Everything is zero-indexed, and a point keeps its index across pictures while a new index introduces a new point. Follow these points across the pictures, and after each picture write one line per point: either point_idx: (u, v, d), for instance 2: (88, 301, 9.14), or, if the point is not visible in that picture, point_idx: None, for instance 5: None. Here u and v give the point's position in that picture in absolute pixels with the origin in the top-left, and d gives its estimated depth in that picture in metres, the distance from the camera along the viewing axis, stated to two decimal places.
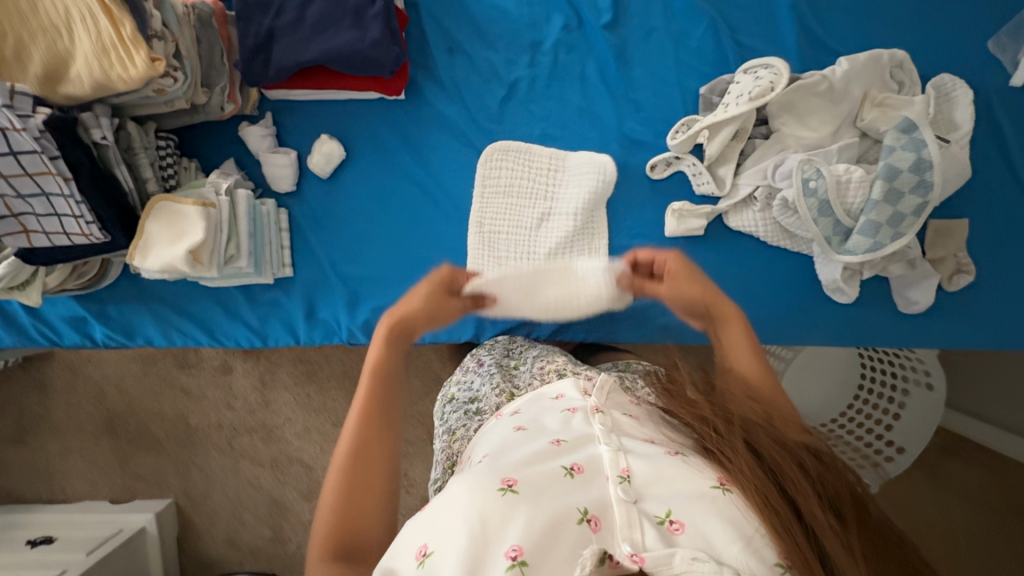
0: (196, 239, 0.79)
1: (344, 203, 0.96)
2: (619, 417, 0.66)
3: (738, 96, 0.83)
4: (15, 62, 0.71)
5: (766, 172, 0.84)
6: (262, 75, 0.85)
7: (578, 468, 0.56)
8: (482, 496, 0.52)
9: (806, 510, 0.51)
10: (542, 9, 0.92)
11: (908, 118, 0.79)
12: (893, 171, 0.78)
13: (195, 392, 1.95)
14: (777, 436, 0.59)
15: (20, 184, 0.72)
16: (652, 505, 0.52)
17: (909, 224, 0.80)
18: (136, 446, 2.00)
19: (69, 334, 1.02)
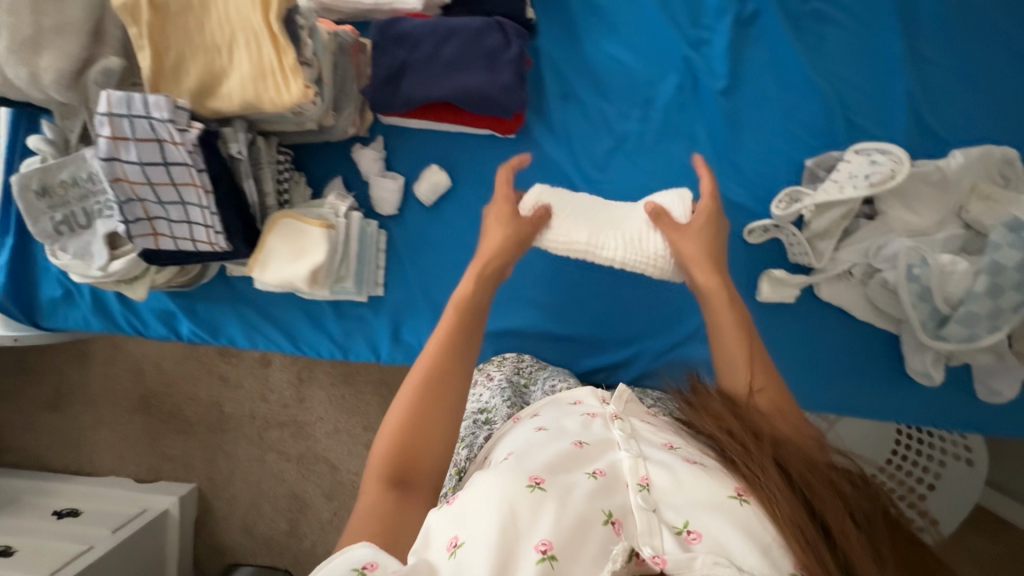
0: (318, 259, 0.80)
1: (444, 229, 0.99)
2: (637, 424, 0.66)
3: (853, 177, 0.85)
4: (173, 75, 0.75)
5: (868, 252, 0.86)
6: (389, 104, 0.89)
7: (601, 472, 0.57)
8: (514, 490, 0.54)
9: (832, 525, 0.50)
10: (659, 67, 0.94)
11: (1017, 217, 0.79)
12: (997, 268, 0.79)
13: (233, 380, 1.97)
14: (807, 455, 0.57)
15: (163, 191, 0.75)
16: (670, 514, 0.53)
17: (1008, 319, 0.81)
18: (166, 425, 2.02)
19: (156, 327, 1.05)
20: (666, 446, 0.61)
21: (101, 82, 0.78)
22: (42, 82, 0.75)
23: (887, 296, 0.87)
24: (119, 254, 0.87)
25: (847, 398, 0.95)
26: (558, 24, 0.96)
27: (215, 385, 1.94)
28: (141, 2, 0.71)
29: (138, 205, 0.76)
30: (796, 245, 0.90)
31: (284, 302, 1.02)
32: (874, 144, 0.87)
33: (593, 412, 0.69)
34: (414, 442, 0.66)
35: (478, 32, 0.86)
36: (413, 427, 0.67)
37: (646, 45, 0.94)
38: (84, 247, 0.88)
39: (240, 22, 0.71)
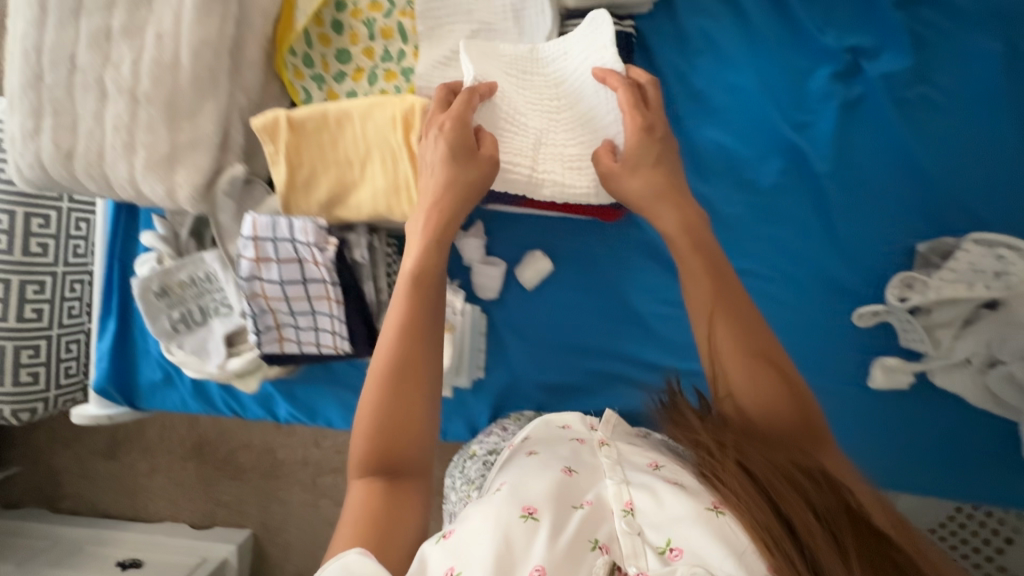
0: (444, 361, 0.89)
1: (544, 309, 0.99)
2: (622, 447, 0.68)
3: (978, 272, 0.84)
4: (304, 188, 0.76)
5: (991, 345, 0.83)
6: (499, 195, 0.90)
7: (588, 502, 0.58)
8: (505, 521, 0.55)
9: (795, 520, 0.50)
10: (761, 151, 0.94)
11: None
12: None
13: (288, 428, 1.96)
14: (773, 456, 0.57)
15: (296, 304, 0.75)
16: (653, 534, 0.54)
17: None
18: (220, 471, 1.96)
19: (254, 408, 1.05)
20: (651, 466, 0.63)
21: (229, 191, 0.79)
22: (178, 197, 0.76)
23: (1011, 387, 0.84)
24: (235, 351, 0.88)
25: (965, 481, 0.93)
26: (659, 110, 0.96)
27: (271, 432, 1.94)
28: (281, 123, 0.72)
29: (269, 316, 0.76)
30: (912, 331, 0.89)
31: None
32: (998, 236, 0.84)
33: (583, 439, 0.70)
34: (393, 432, 0.61)
35: None
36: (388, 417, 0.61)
37: (748, 129, 0.94)
38: (201, 344, 0.88)
39: (377, 140, 0.72)
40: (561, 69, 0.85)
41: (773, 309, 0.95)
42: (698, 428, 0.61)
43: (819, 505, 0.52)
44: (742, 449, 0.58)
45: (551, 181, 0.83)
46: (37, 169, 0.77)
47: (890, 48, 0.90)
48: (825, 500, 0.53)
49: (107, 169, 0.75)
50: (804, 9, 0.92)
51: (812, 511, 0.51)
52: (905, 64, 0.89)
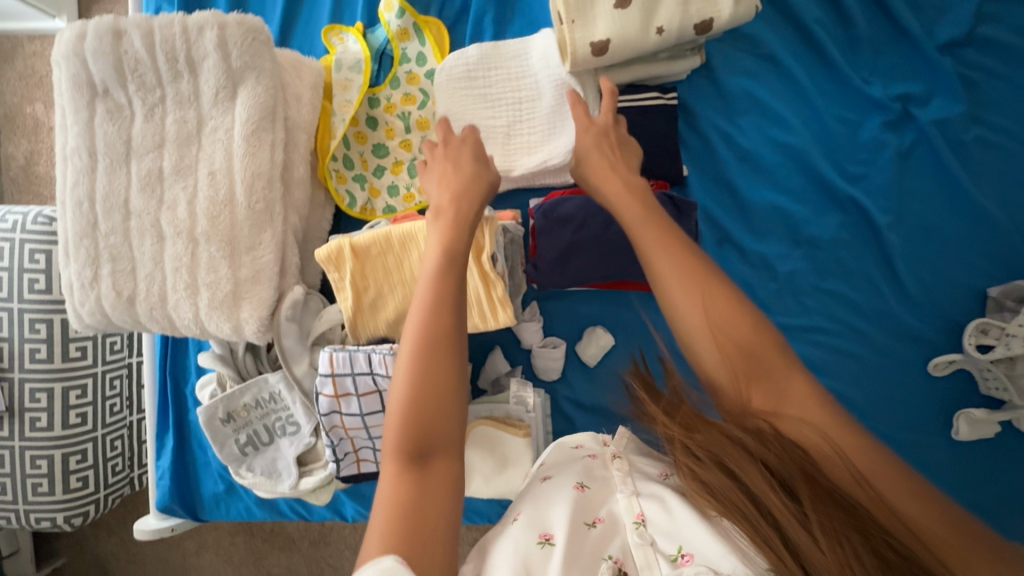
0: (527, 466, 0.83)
1: (610, 389, 0.96)
2: (636, 459, 0.65)
3: None
4: (370, 309, 0.74)
5: None
6: (557, 281, 0.89)
7: (599, 519, 0.57)
8: (520, 549, 0.54)
9: (762, 498, 0.49)
10: (817, 206, 0.92)
11: None
12: None
13: None
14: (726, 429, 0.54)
15: (376, 430, 0.73)
16: (664, 542, 0.54)
17: None
18: (270, 544, 1.88)
19: (321, 511, 1.03)
20: (660, 477, 0.62)
21: (291, 315, 0.78)
22: (244, 331, 0.76)
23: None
24: (308, 469, 0.87)
25: None
26: (707, 173, 0.94)
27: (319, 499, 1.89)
28: (345, 251, 0.71)
29: (348, 442, 0.75)
30: (998, 379, 0.86)
31: None
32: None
33: (594, 453, 0.67)
34: (421, 414, 0.52)
35: None
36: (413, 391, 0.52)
37: (801, 186, 0.92)
38: (271, 464, 0.87)
39: None
40: (524, 65, 0.90)
41: (846, 364, 0.92)
42: (653, 411, 0.57)
43: (779, 472, 0.50)
44: (698, 429, 0.55)
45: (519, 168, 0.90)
46: (99, 314, 0.77)
47: (941, 92, 0.88)
48: (784, 470, 0.50)
49: (170, 310, 0.75)
50: (845, 60, 0.90)
51: (775, 483, 0.49)
52: (957, 109, 0.87)
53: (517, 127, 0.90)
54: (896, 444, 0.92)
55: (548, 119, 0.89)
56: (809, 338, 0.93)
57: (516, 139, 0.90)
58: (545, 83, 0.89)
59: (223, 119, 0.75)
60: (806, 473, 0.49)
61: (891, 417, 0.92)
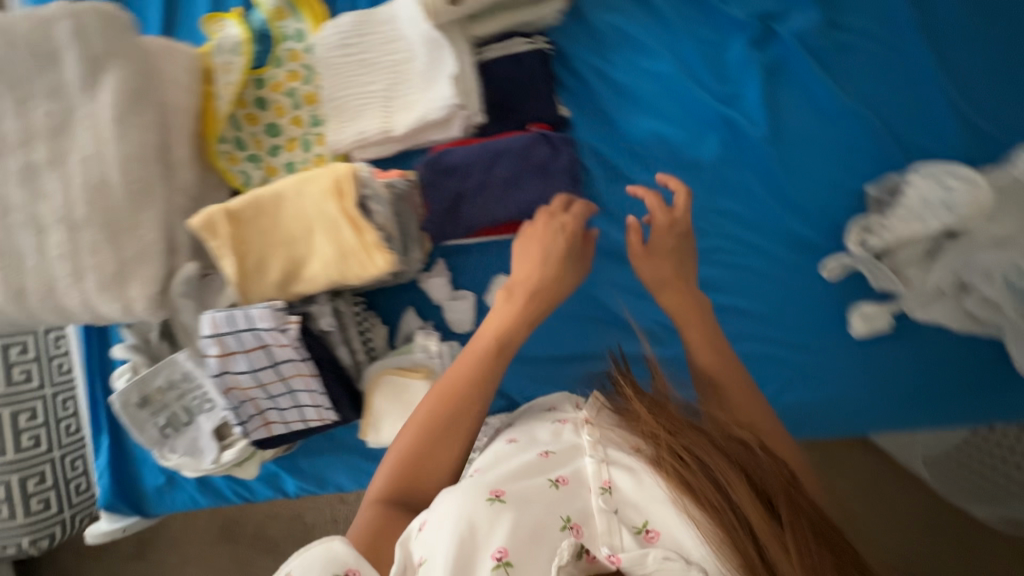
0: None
1: (524, 333, 0.99)
2: (607, 428, 0.70)
3: (927, 203, 0.85)
4: (257, 271, 0.76)
5: (958, 270, 0.85)
6: (452, 232, 0.90)
7: (562, 479, 0.63)
8: (472, 502, 0.59)
9: (739, 504, 0.55)
10: (697, 131, 0.95)
11: None
12: None
13: None
14: (717, 443, 0.61)
15: (273, 387, 0.77)
16: (631, 514, 0.59)
17: None
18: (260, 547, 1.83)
19: (262, 489, 1.05)
20: (633, 448, 0.66)
21: (185, 289, 0.80)
22: (137, 310, 0.77)
23: (988, 306, 0.86)
24: (228, 443, 0.89)
25: (964, 400, 0.94)
26: (588, 111, 0.97)
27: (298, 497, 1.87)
28: (218, 217, 0.72)
29: (250, 404, 0.78)
30: (881, 273, 0.90)
31: None
32: (941, 165, 0.86)
33: (565, 419, 0.75)
34: (417, 462, 0.69)
35: (526, 147, 0.86)
36: (421, 451, 0.68)
37: (679, 113, 0.96)
38: (192, 443, 0.89)
39: (317, 212, 0.72)
40: (394, 29, 0.93)
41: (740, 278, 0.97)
42: (643, 414, 0.64)
43: (761, 486, 0.57)
44: (684, 436, 0.62)
45: (401, 126, 0.92)
46: None
47: (796, 6, 0.92)
48: (768, 485, 0.57)
49: (61, 298, 0.76)
50: None
51: (755, 496, 0.56)
52: (812, 19, 0.91)
53: (394, 90, 0.93)
54: (796, 349, 0.96)
55: (424, 79, 0.92)
56: (707, 258, 0.98)
57: (396, 101, 0.93)
58: (419, 50, 0.91)
59: (90, 105, 0.76)
60: (785, 492, 0.57)
61: (791, 323, 0.97)
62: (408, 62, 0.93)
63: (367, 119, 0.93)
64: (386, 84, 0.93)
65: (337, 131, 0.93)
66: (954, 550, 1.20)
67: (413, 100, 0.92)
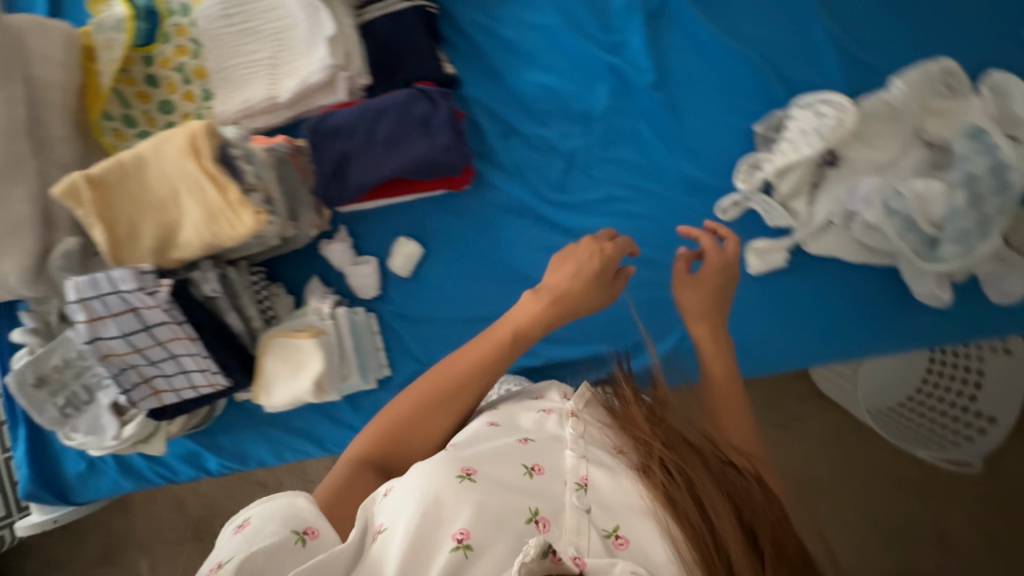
0: (317, 368, 0.80)
1: (432, 294, 1.00)
2: (590, 424, 0.67)
3: (804, 133, 0.85)
4: (130, 238, 0.76)
5: (841, 198, 0.86)
6: (341, 195, 0.90)
7: (539, 468, 0.60)
8: (441, 480, 0.55)
9: (720, 532, 0.52)
10: (585, 81, 0.96)
11: (974, 124, 0.80)
12: (970, 179, 0.79)
13: (273, 484, 1.86)
14: (710, 466, 0.58)
15: (152, 353, 0.77)
16: (602, 518, 0.55)
17: (997, 224, 0.81)
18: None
19: (185, 470, 1.05)
20: (614, 451, 0.63)
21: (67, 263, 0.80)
22: None
23: (873, 233, 0.86)
24: (129, 419, 0.89)
25: (876, 333, 0.92)
26: (478, 69, 0.98)
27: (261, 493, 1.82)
28: (81, 184, 0.72)
29: (132, 372, 0.78)
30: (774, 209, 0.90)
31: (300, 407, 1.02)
32: (815, 95, 0.87)
33: (550, 407, 0.69)
34: (407, 426, 0.69)
35: (404, 104, 0.86)
36: (417, 414, 0.70)
37: (567, 64, 0.96)
38: (95, 421, 0.90)
39: (180, 173, 0.72)
40: None
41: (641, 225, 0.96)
42: (641, 420, 0.62)
43: (745, 517, 0.54)
44: (676, 451, 0.59)
45: (285, 92, 0.91)
46: None
47: None
48: (756, 518, 0.54)
49: None
50: None
51: (737, 521, 0.53)
52: None
53: (279, 56, 0.92)
54: None
55: (305, 42, 0.90)
56: (608, 207, 0.98)
57: (281, 68, 0.92)
58: (299, 13, 0.89)
59: None
60: (772, 533, 0.54)
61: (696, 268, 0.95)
62: (290, 26, 0.91)
63: (254, 87, 0.92)
64: (271, 51, 0.92)
65: (223, 101, 0.93)
66: (918, 494, 1.37)
67: (298, 64, 0.91)
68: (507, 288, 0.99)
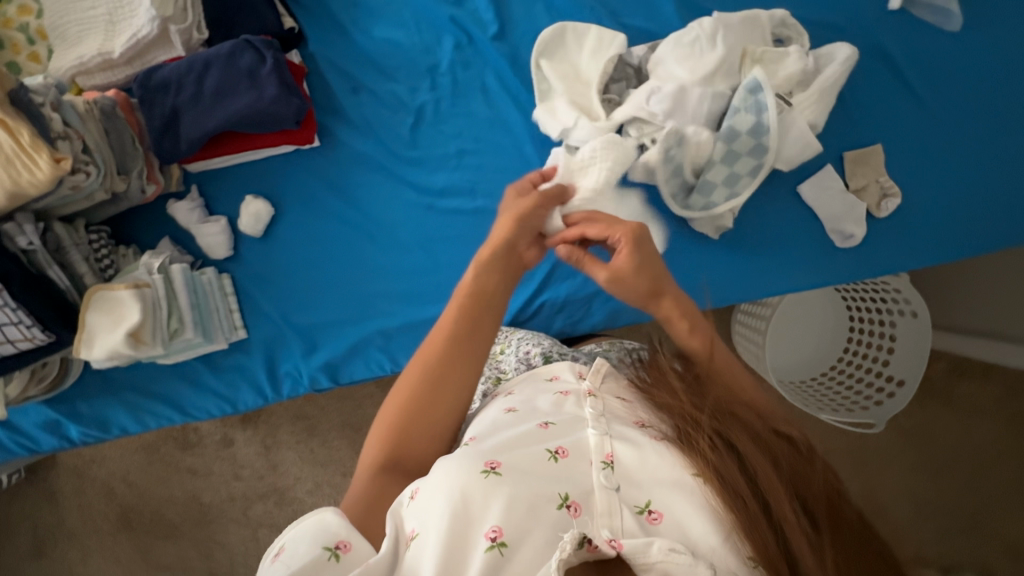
0: (133, 320, 0.83)
1: (287, 255, 0.99)
2: (610, 400, 0.64)
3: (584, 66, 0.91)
4: None
5: (644, 105, 0.84)
6: (174, 150, 0.89)
7: (563, 452, 0.57)
8: (465, 477, 0.53)
9: (775, 508, 0.49)
10: (432, 34, 0.96)
11: (756, 78, 0.82)
12: (732, 133, 0.83)
13: (202, 469, 1.67)
14: (754, 432, 0.56)
15: None
16: (632, 494, 0.53)
17: (747, 184, 0.86)
18: (154, 535, 1.68)
19: (46, 439, 1.03)
20: (636, 423, 0.60)
21: None
22: None
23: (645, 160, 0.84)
24: None
25: (726, 283, 0.91)
26: (324, 25, 0.97)
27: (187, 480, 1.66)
28: None
29: None
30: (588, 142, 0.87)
31: (160, 372, 1.01)
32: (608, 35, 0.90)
33: (566, 389, 0.66)
34: (412, 423, 0.63)
35: (231, 55, 0.87)
36: (412, 413, 0.63)
37: (413, 18, 0.96)
38: None
39: None
40: None
41: (493, 177, 0.96)
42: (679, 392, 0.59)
43: (803, 493, 0.52)
44: (723, 423, 0.56)
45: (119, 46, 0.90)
46: None
47: None
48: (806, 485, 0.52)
49: None
50: None
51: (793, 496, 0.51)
52: None
53: (115, 12, 0.91)
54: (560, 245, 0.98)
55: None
56: (461, 162, 0.96)
57: (117, 24, 0.91)
58: None
59: None
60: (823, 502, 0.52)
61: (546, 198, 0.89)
62: None
63: (89, 43, 0.90)
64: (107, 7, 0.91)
65: (59, 58, 0.91)
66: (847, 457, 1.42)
67: (133, 19, 0.90)
68: (367, 249, 0.98)
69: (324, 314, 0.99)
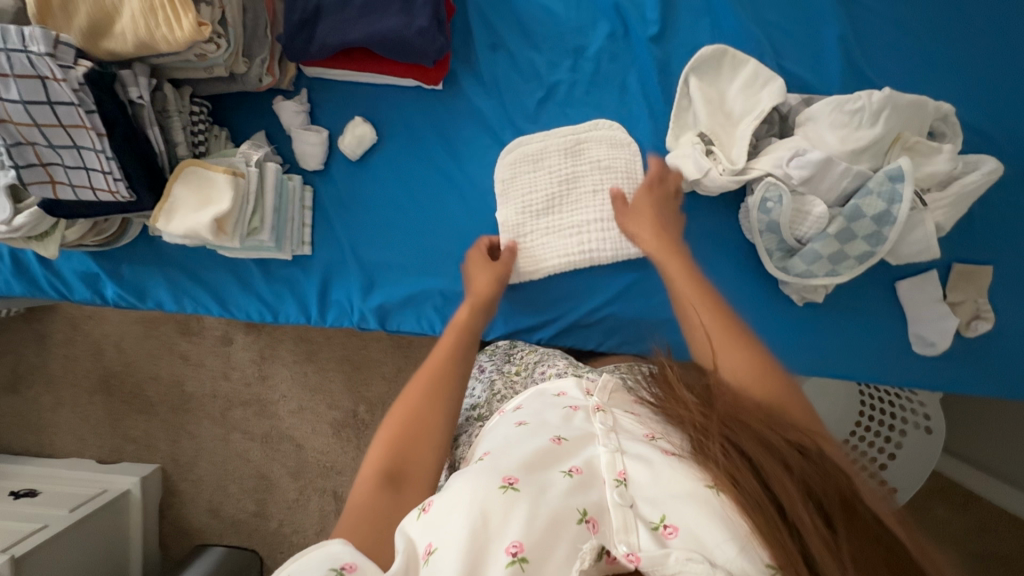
0: (222, 207, 0.81)
1: (372, 187, 0.96)
2: (620, 415, 0.61)
3: (734, 102, 0.88)
4: (61, 11, 0.71)
5: (781, 160, 0.82)
6: (303, 51, 0.86)
7: (577, 469, 0.53)
8: (480, 493, 0.48)
9: (790, 512, 0.44)
10: (589, 14, 0.93)
11: (899, 166, 0.79)
12: (856, 213, 0.81)
13: (195, 359, 1.64)
14: (761, 434, 0.51)
15: (53, 134, 0.75)
16: (647, 509, 0.49)
17: (850, 266, 0.85)
18: (127, 407, 1.67)
19: (80, 290, 1.01)
20: (648, 437, 0.56)
21: None
22: None
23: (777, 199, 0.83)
24: (24, 207, 0.84)
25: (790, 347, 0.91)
26: None
27: (177, 364, 1.64)
28: None
29: (28, 150, 0.75)
30: (718, 189, 0.86)
31: (209, 260, 0.99)
32: (761, 79, 0.87)
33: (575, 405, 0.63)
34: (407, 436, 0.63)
35: None
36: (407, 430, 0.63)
37: None
38: None
39: None
40: None
41: None
42: (687, 398, 0.56)
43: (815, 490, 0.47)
44: (733, 427, 0.52)
45: None
46: None
47: None
48: (818, 483, 0.47)
49: None
50: None
51: (807, 499, 0.46)
52: None
53: None
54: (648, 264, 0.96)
55: None
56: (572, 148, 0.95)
57: None
58: None
59: None
60: (840, 502, 0.46)
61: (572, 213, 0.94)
62: None
63: None
64: None
65: None
66: None
67: None
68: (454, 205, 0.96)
69: (391, 256, 0.97)
